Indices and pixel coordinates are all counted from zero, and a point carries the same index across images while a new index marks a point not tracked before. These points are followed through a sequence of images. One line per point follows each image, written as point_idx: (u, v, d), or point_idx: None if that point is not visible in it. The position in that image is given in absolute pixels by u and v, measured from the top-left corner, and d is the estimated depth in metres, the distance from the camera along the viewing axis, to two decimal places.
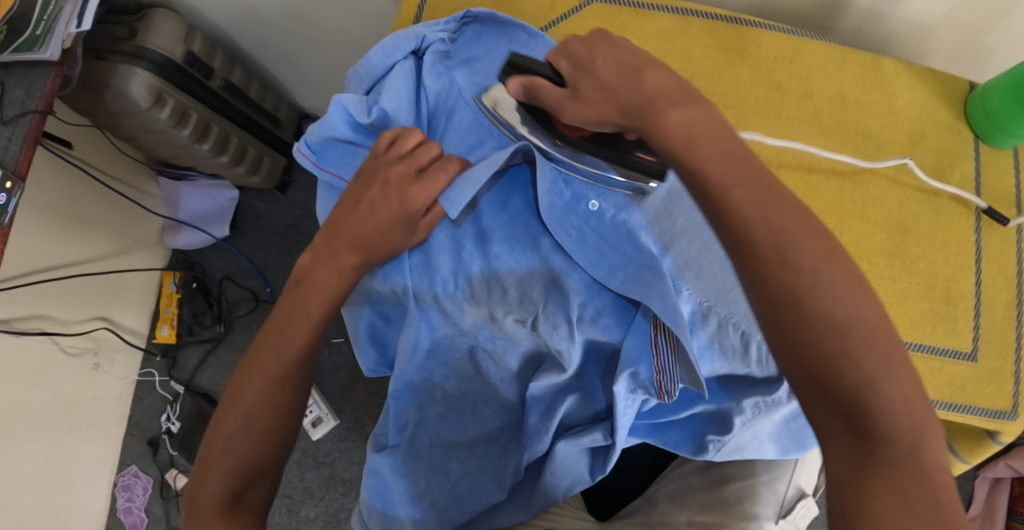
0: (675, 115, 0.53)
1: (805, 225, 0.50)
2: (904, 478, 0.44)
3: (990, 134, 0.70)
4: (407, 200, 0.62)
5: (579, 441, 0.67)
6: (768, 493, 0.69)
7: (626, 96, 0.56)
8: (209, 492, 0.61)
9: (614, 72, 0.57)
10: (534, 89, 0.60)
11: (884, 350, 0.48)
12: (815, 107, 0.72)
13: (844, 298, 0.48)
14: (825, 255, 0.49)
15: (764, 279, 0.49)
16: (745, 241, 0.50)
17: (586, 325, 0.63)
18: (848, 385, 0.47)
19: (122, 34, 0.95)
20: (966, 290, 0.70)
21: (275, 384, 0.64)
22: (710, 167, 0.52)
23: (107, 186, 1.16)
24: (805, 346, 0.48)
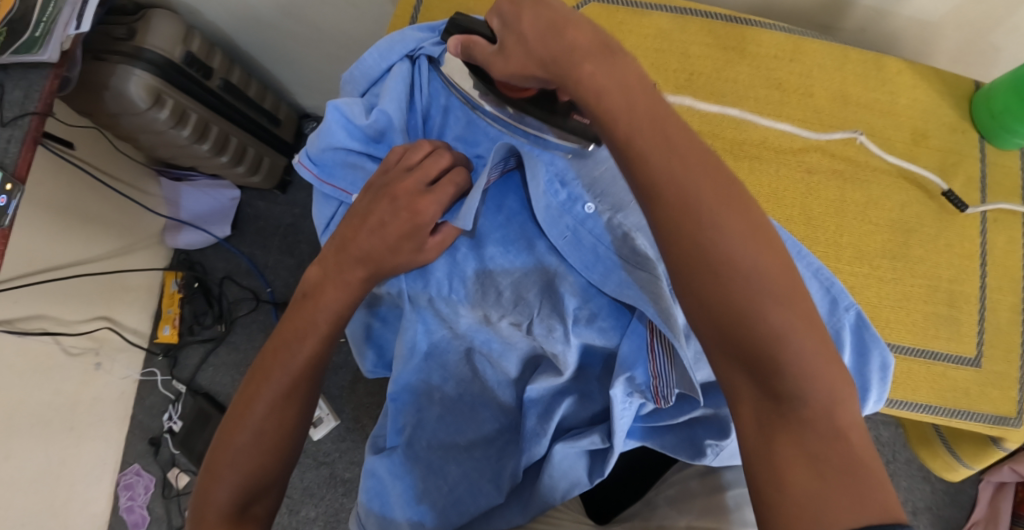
0: (588, 68, 0.49)
1: (706, 171, 0.48)
2: (814, 436, 0.44)
3: (995, 134, 0.69)
4: (417, 214, 0.62)
5: (578, 444, 0.66)
6: None
7: (545, 52, 0.51)
8: (215, 505, 0.61)
9: (536, 28, 0.52)
10: (470, 47, 0.58)
11: (791, 301, 0.46)
12: (816, 107, 0.71)
13: (747, 247, 0.46)
14: (728, 203, 0.47)
15: (672, 235, 0.47)
16: (653, 194, 0.47)
17: (581, 329, 0.62)
18: (756, 341, 0.45)
19: (122, 34, 0.95)
20: (971, 293, 0.69)
21: (284, 398, 0.64)
22: (622, 119, 0.49)
23: (108, 186, 1.16)
24: (714, 302, 0.46)
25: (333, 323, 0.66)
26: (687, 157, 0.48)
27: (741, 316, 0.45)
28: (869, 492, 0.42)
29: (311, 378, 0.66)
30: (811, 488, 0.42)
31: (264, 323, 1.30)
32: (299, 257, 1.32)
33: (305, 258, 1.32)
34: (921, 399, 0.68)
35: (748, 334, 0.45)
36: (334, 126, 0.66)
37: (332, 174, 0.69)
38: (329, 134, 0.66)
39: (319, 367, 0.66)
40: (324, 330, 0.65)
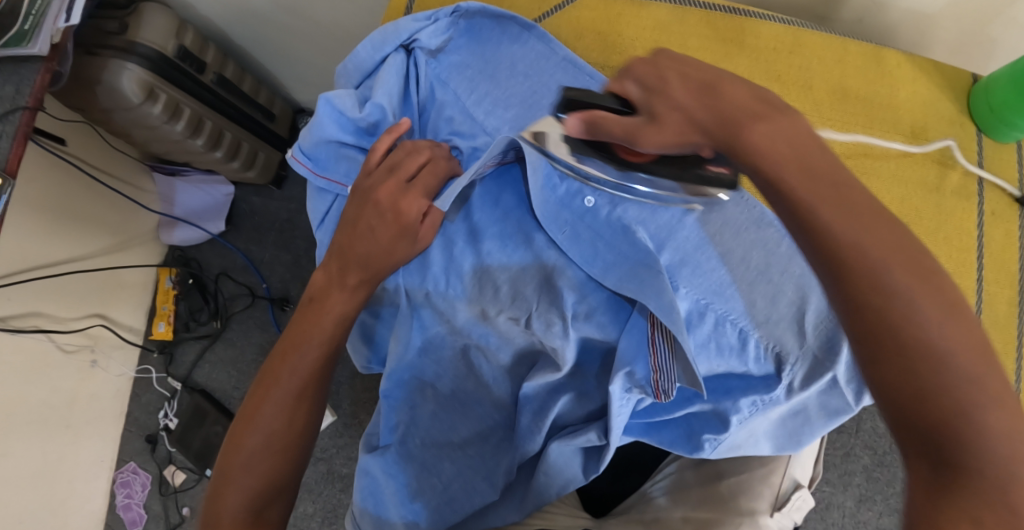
0: (760, 129, 0.48)
1: (887, 240, 0.46)
2: (986, 507, 0.41)
3: (992, 127, 0.69)
4: (402, 214, 0.62)
5: (573, 441, 0.65)
6: (763, 487, 0.68)
7: (706, 115, 0.49)
8: (228, 508, 0.62)
9: (690, 92, 0.50)
10: (597, 123, 0.51)
11: (983, 380, 0.43)
12: (815, 99, 0.70)
13: (938, 320, 0.44)
14: (917, 275, 0.45)
15: (854, 296, 0.46)
16: (835, 252, 0.46)
17: (580, 323, 0.62)
18: (942, 416, 0.43)
19: (113, 28, 0.93)
20: (968, 287, 0.69)
21: (294, 400, 0.65)
22: (797, 183, 0.47)
23: (102, 183, 1.15)
24: (896, 372, 0.44)
25: (334, 321, 0.66)
26: (867, 224, 0.46)
27: (925, 388, 0.44)
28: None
29: (317, 379, 0.66)
30: None
31: (260, 319, 1.30)
32: (295, 254, 1.31)
33: (301, 255, 1.31)
34: None
35: (934, 409, 0.43)
36: (325, 120, 0.66)
37: (326, 167, 0.69)
38: (321, 128, 0.66)
39: (329, 366, 0.68)
40: (329, 334, 0.66)
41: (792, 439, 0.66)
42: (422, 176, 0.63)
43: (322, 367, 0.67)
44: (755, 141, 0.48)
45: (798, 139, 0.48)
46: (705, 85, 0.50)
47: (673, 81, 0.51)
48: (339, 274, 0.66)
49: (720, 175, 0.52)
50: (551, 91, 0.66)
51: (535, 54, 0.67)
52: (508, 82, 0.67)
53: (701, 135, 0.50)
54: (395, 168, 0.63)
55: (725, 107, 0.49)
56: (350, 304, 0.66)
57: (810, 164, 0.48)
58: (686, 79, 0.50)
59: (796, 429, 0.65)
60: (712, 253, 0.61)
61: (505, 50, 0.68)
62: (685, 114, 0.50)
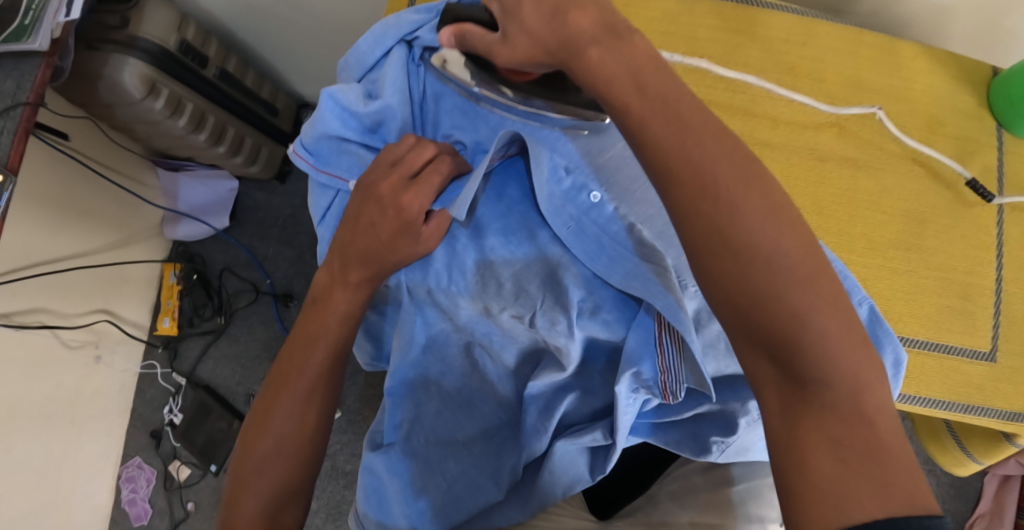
0: (594, 54, 0.50)
1: (717, 150, 0.47)
2: (840, 424, 0.43)
3: (1012, 121, 0.66)
4: (403, 211, 0.61)
5: (579, 440, 0.65)
6: (773, 494, 0.71)
7: (550, 39, 0.52)
8: (245, 515, 0.62)
9: (537, 14, 0.53)
10: (463, 36, 0.60)
11: (810, 276, 0.45)
12: (828, 92, 0.67)
13: (756, 214, 0.46)
14: (748, 183, 0.47)
15: (688, 216, 0.47)
16: (666, 170, 0.47)
17: (586, 323, 0.61)
18: (777, 318, 0.44)
19: (115, 22, 0.92)
20: (986, 286, 0.65)
21: (303, 401, 0.65)
22: (631, 105, 0.49)
23: (105, 178, 1.14)
24: (729, 277, 0.46)
25: (338, 321, 0.65)
26: (699, 137, 0.47)
27: (763, 293, 0.45)
28: (898, 484, 0.41)
29: (325, 378, 0.65)
30: (834, 475, 0.42)
31: (264, 315, 1.29)
32: (298, 249, 1.31)
33: (304, 250, 1.31)
34: (932, 395, 0.63)
35: (773, 317, 0.44)
36: (327, 115, 0.64)
37: (329, 162, 0.67)
38: (323, 123, 0.64)
39: (339, 366, 0.67)
40: (334, 332, 0.65)
41: None
42: (425, 172, 0.61)
43: (331, 368, 0.66)
44: (592, 69, 0.50)
45: (636, 67, 0.50)
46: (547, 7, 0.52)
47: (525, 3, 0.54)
48: (342, 272, 0.64)
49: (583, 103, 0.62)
50: None
51: None
52: None
53: (542, 52, 0.54)
54: (396, 163, 0.62)
55: (570, 34, 0.51)
56: (353, 302, 0.65)
57: (644, 79, 0.49)
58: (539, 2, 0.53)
59: None
60: None
61: None
62: (532, 39, 0.54)
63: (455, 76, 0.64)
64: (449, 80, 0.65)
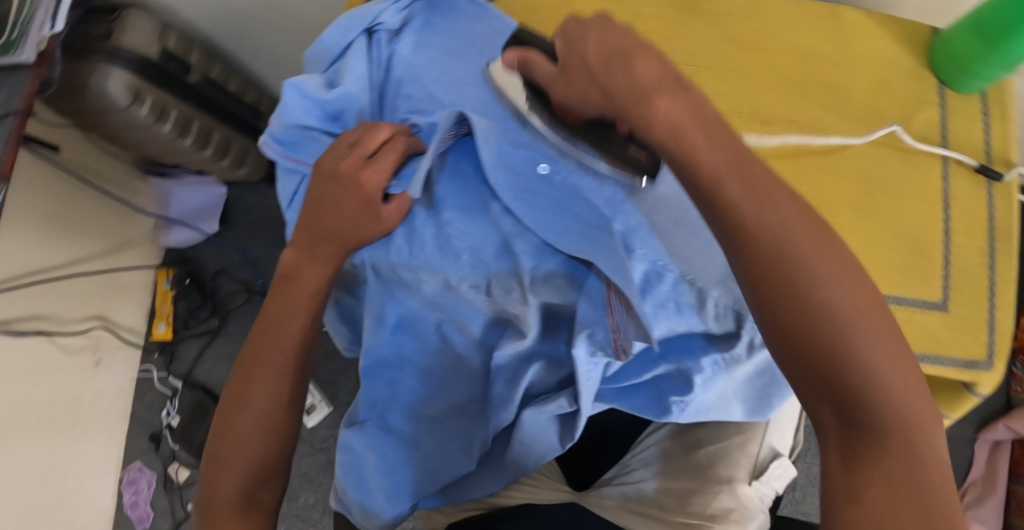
0: (661, 104, 0.49)
1: (795, 213, 0.48)
2: (898, 463, 0.44)
3: (955, 78, 0.67)
4: (363, 186, 0.63)
5: (545, 408, 0.66)
6: (740, 455, 0.72)
7: (609, 81, 0.51)
8: (223, 493, 0.64)
9: (599, 53, 0.52)
10: (528, 64, 0.61)
11: (872, 323, 0.47)
12: (771, 60, 0.69)
13: (823, 260, 0.48)
14: (816, 235, 0.48)
15: (754, 260, 0.48)
16: (733, 216, 0.48)
17: (541, 290, 0.62)
18: (840, 362, 0.46)
19: (100, 34, 0.97)
20: (935, 241, 0.66)
21: (280, 375, 0.67)
22: (700, 151, 0.49)
23: (96, 187, 1.18)
24: (795, 324, 0.47)
25: (309, 295, 0.68)
26: (765, 185, 0.49)
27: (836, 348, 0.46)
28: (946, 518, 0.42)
29: (297, 356, 0.68)
30: (887, 506, 0.43)
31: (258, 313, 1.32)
32: None
33: None
34: None
35: (843, 371, 0.46)
36: (292, 105, 0.66)
37: (297, 149, 0.69)
38: (289, 113, 0.66)
39: (310, 341, 0.69)
40: (305, 307, 0.68)
41: (762, 402, 0.67)
42: (380, 151, 0.64)
43: (302, 342, 0.68)
44: (656, 117, 0.49)
45: (704, 116, 0.50)
46: (614, 55, 0.51)
47: (590, 38, 0.52)
48: (310, 248, 0.67)
49: (637, 158, 0.59)
50: None
51: (491, 32, 0.70)
52: (466, 60, 0.69)
53: (601, 95, 0.53)
54: (357, 144, 0.64)
55: (636, 80, 0.50)
56: (323, 277, 0.67)
57: (709, 123, 0.50)
58: (603, 41, 0.52)
59: (763, 389, 0.66)
60: (668, 216, 0.61)
61: (464, 29, 0.70)
62: (590, 73, 0.53)
63: (509, 95, 0.64)
64: (500, 98, 0.66)
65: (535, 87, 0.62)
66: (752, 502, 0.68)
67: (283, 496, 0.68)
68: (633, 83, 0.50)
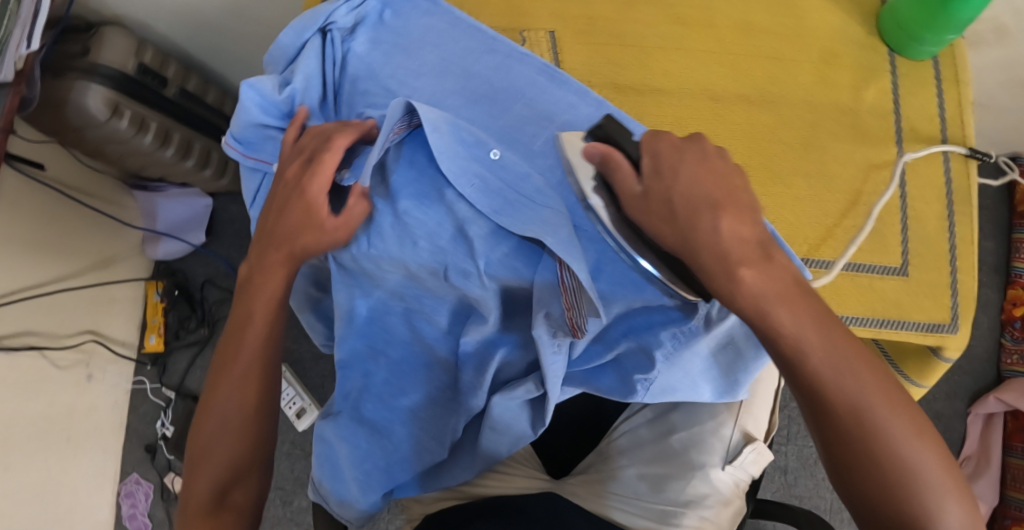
0: (745, 274, 0.54)
1: (877, 384, 0.53)
2: None
3: (904, 46, 0.68)
4: (305, 193, 0.64)
5: (513, 394, 0.65)
6: (714, 441, 0.70)
7: (687, 242, 0.55)
8: (196, 495, 0.66)
9: (686, 197, 0.56)
10: (612, 165, 0.59)
11: (930, 462, 0.52)
12: (719, 36, 0.70)
13: (886, 404, 0.53)
14: (879, 382, 0.54)
15: (821, 403, 0.54)
16: (802, 364, 0.54)
17: (496, 270, 0.64)
18: (895, 498, 0.52)
19: (77, 51, 0.99)
20: (892, 207, 0.68)
21: (242, 379, 0.67)
22: (778, 307, 0.53)
23: (84, 203, 1.19)
24: (853, 460, 0.54)
25: (264, 310, 0.68)
26: (832, 338, 0.54)
27: (902, 499, 0.52)
28: None
29: (261, 361, 0.68)
30: None
31: None
32: None
33: None
34: (849, 312, 0.66)
35: (899, 506, 0.52)
36: (249, 105, 0.67)
37: (257, 148, 0.71)
38: (247, 113, 0.67)
39: (276, 344, 0.70)
40: (263, 311, 0.68)
41: (730, 379, 0.65)
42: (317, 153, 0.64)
43: (266, 346, 0.69)
44: (742, 286, 0.54)
45: (786, 286, 0.54)
46: (705, 206, 0.55)
47: (681, 179, 0.57)
48: (260, 258, 0.68)
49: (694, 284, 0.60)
50: (460, 56, 0.70)
51: (443, 23, 0.71)
52: (420, 53, 0.70)
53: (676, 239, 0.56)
54: (299, 150, 0.65)
55: (720, 241, 0.54)
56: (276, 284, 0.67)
57: (790, 291, 0.54)
58: (692, 186, 0.56)
59: (730, 366, 0.64)
60: None
61: (416, 23, 0.71)
62: (670, 210, 0.56)
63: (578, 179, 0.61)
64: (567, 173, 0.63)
65: (608, 185, 0.60)
66: (727, 487, 0.68)
67: (262, 495, 0.69)
68: (717, 246, 0.54)
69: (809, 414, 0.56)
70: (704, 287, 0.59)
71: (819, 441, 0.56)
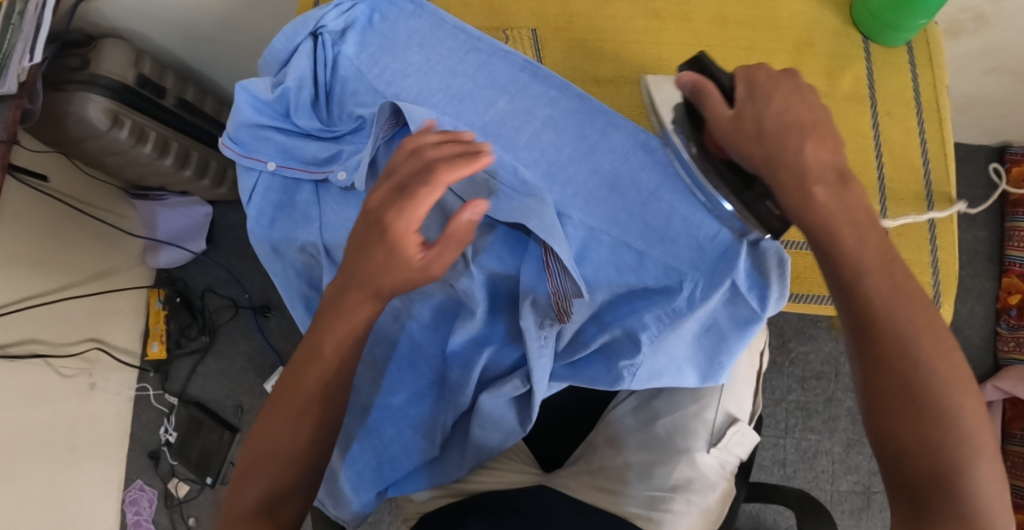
0: (820, 193, 0.57)
1: (927, 325, 0.55)
2: None
3: (877, 33, 0.70)
4: (388, 222, 0.58)
5: (501, 391, 0.67)
6: (697, 425, 0.71)
7: (765, 163, 0.58)
8: (241, 506, 0.63)
9: (776, 120, 0.58)
10: (702, 93, 0.62)
11: (965, 412, 0.54)
12: (694, 30, 0.74)
13: (931, 347, 0.55)
14: (928, 324, 0.55)
15: (867, 334, 0.57)
16: (858, 291, 0.57)
17: (483, 260, 0.66)
18: (925, 441, 0.54)
19: (77, 65, 1.01)
20: (870, 186, 0.70)
21: (300, 411, 0.63)
22: (840, 232, 0.57)
23: (85, 214, 1.21)
24: (891, 398, 0.55)
25: (335, 350, 0.63)
26: (892, 273, 0.57)
27: (935, 443, 0.53)
28: None
29: (325, 392, 0.63)
30: None
31: (245, 327, 1.38)
32: None
33: None
34: None
35: (929, 450, 0.53)
36: (243, 106, 0.70)
37: (251, 148, 0.73)
38: (241, 114, 0.71)
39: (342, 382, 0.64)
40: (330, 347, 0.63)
41: (713, 363, 0.66)
42: (411, 182, 0.58)
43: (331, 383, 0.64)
44: (815, 204, 0.57)
45: (854, 214, 0.57)
46: (792, 129, 0.57)
47: (773, 105, 0.59)
48: (340, 294, 0.62)
49: (771, 213, 0.60)
50: (445, 56, 0.71)
51: (427, 25, 0.72)
52: (405, 54, 0.72)
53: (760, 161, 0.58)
54: (390, 173, 0.60)
55: (803, 163, 0.57)
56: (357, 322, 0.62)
57: (857, 218, 0.57)
58: (783, 112, 0.58)
59: (712, 348, 0.65)
60: (599, 182, 0.66)
61: (403, 25, 0.73)
62: (759, 133, 0.58)
63: (661, 112, 0.67)
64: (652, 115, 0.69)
65: (694, 115, 0.64)
66: (714, 471, 0.70)
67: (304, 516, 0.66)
68: (800, 166, 0.57)
69: (854, 347, 0.58)
70: (778, 218, 0.60)
71: (860, 378, 0.58)
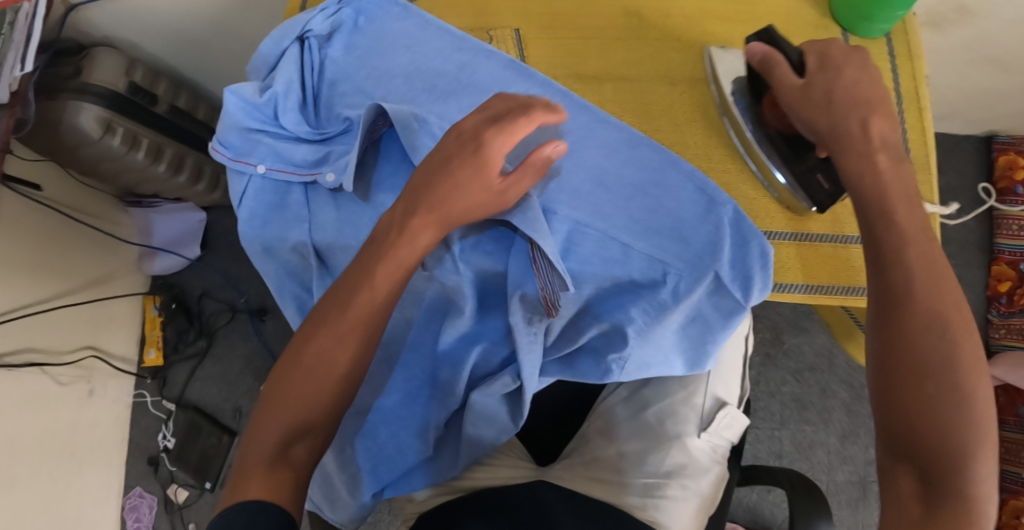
0: (882, 159, 0.61)
1: (952, 309, 0.56)
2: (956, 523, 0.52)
3: (856, 25, 0.71)
4: (480, 150, 0.60)
5: (491, 390, 0.68)
6: (687, 410, 0.72)
7: (830, 133, 0.62)
8: (261, 445, 0.58)
9: (846, 93, 0.62)
10: (771, 62, 0.65)
11: (977, 394, 0.54)
12: (673, 27, 0.76)
13: (952, 328, 0.56)
14: (954, 307, 0.56)
15: (895, 308, 0.57)
16: (897, 262, 0.58)
17: (471, 257, 0.68)
18: (938, 418, 0.54)
19: (69, 73, 1.02)
20: None
21: (341, 336, 0.60)
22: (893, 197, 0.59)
23: (80, 221, 1.22)
24: (909, 372, 0.55)
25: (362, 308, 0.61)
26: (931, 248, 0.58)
27: (949, 422, 0.53)
28: None
29: (367, 321, 0.61)
30: None
31: (242, 331, 1.38)
32: None
33: None
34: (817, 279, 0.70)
35: (941, 428, 0.54)
36: (232, 110, 0.71)
37: (241, 152, 0.73)
38: (231, 117, 0.71)
39: (385, 307, 0.62)
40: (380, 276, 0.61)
41: (700, 351, 0.67)
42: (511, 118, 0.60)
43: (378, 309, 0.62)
44: (876, 170, 0.60)
45: (908, 188, 0.60)
46: (860, 103, 0.61)
47: (846, 77, 0.62)
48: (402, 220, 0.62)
49: (821, 184, 0.66)
50: (431, 57, 0.72)
51: (413, 26, 0.73)
52: (392, 55, 0.72)
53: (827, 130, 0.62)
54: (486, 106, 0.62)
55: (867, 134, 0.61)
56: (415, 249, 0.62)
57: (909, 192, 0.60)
58: (854, 87, 0.62)
59: (697, 339, 0.66)
60: (584, 177, 0.66)
61: (389, 27, 0.74)
62: (830, 101, 0.62)
63: (723, 80, 0.72)
64: (713, 85, 0.74)
65: (761, 82, 0.68)
66: (705, 455, 0.71)
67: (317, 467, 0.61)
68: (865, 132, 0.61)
69: (877, 322, 0.58)
70: (825, 194, 0.66)
71: (877, 353, 0.58)
